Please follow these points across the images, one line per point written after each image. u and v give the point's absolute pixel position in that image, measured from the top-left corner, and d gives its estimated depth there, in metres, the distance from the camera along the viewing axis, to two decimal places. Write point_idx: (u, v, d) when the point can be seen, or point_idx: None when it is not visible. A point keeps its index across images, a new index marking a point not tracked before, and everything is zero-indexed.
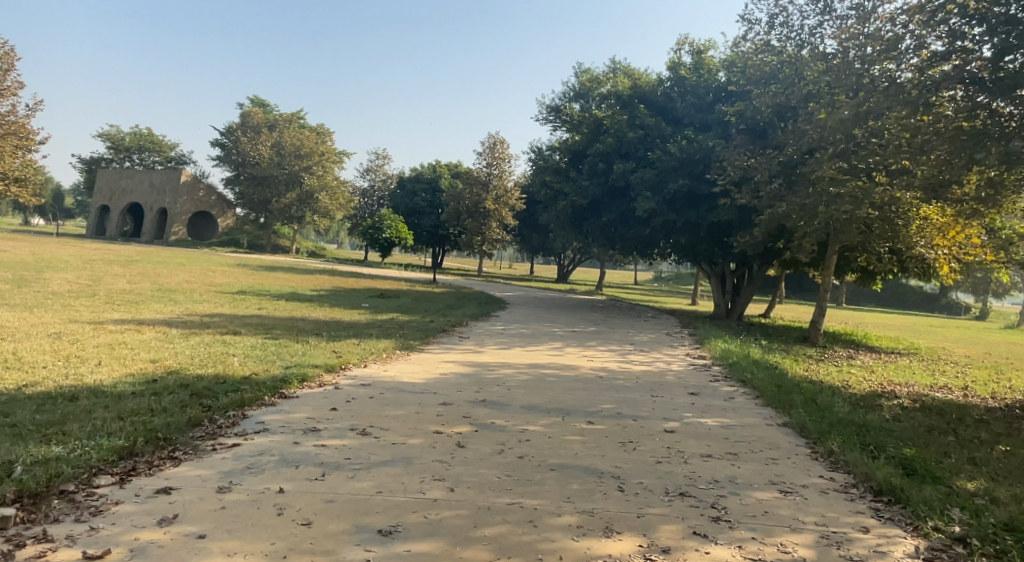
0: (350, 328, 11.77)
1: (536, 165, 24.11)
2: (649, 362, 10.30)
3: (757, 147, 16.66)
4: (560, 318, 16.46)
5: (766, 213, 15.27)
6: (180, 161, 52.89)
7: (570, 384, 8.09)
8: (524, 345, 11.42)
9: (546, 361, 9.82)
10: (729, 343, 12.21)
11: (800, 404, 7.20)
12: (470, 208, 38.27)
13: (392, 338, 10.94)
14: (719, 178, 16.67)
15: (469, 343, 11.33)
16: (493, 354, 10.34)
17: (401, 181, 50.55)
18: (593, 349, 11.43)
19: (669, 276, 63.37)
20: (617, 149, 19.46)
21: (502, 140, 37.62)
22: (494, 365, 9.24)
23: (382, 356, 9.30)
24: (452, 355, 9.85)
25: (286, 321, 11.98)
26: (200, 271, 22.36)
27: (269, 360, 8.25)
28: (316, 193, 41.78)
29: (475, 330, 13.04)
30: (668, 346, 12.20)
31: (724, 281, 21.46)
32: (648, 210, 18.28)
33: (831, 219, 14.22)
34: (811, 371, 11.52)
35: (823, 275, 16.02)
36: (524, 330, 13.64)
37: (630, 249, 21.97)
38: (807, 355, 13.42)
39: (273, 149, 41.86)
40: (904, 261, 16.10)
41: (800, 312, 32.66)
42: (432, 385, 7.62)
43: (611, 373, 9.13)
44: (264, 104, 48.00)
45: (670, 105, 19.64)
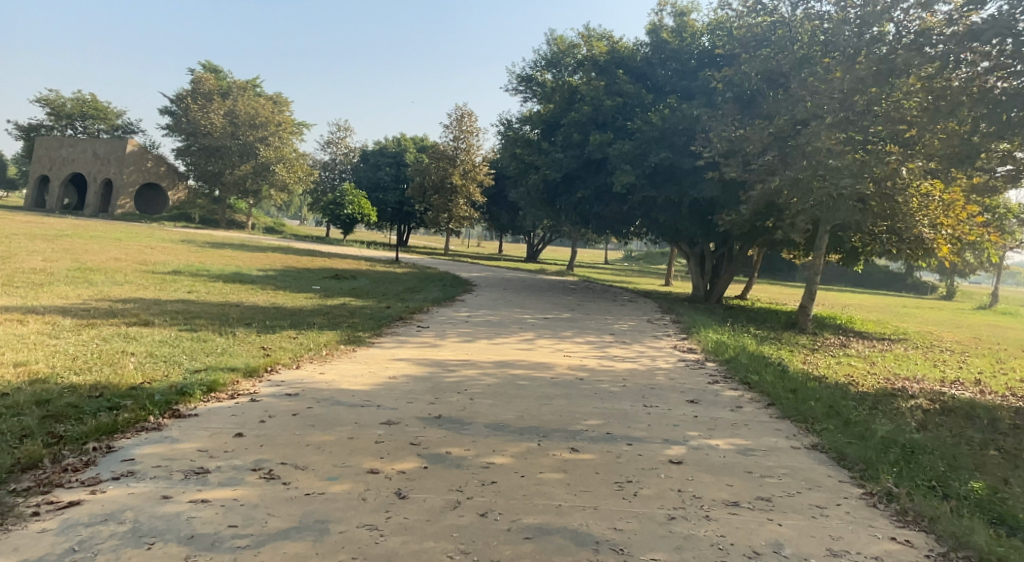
0: (290, 316, 10.21)
1: (505, 137, 22.54)
2: (634, 358, 8.92)
3: (746, 116, 15.36)
4: (531, 303, 15.05)
5: (758, 188, 14.03)
6: (128, 130, 50.07)
7: (546, 391, 6.68)
8: (490, 337, 9.98)
9: (515, 359, 8.38)
10: (718, 333, 10.93)
11: (827, 418, 5.90)
12: (436, 183, 36.62)
13: (337, 329, 9.40)
14: (704, 150, 15.39)
15: (426, 335, 9.83)
16: (454, 349, 8.86)
17: (364, 154, 48.51)
18: (569, 341, 10.06)
19: (639, 256, 62.68)
20: (594, 119, 18.04)
21: (469, 112, 36.26)
22: (453, 364, 7.79)
23: (321, 352, 7.81)
24: (405, 351, 8.37)
25: (215, 308, 10.37)
26: (136, 247, 20.42)
27: (176, 361, 6.72)
28: (272, 165, 39.58)
29: (435, 318, 11.58)
30: (652, 337, 10.84)
31: (703, 262, 20.27)
32: (627, 185, 16.95)
33: (827, 196, 13.05)
34: (810, 363, 10.29)
35: (814, 257, 14.85)
36: (490, 317, 12.18)
37: (606, 227, 20.64)
38: (801, 345, 12.21)
39: (226, 117, 39.52)
40: (899, 243, 15.00)
41: (777, 293, 31.82)
42: (375, 394, 6.15)
43: (593, 374, 7.73)
44: (217, 70, 45.38)
45: (650, 71, 18.22)
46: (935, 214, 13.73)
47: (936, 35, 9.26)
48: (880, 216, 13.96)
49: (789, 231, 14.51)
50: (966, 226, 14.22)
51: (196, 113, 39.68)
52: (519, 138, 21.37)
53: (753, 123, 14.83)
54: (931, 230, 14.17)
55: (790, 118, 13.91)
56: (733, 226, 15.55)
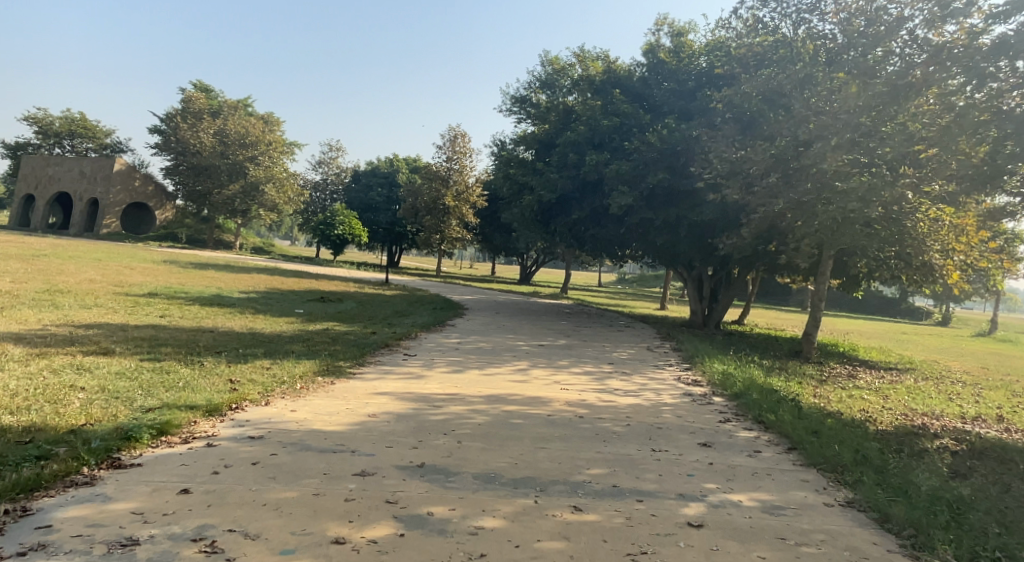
0: (266, 344, 9.53)
1: (499, 157, 22.02)
2: (637, 392, 8.23)
3: (747, 137, 14.85)
4: (524, 328, 14.40)
5: (760, 211, 13.47)
6: (117, 149, 49.42)
7: (542, 433, 6.01)
8: (481, 367, 9.30)
9: (507, 392, 7.70)
10: (723, 363, 10.28)
11: (859, 467, 5.26)
12: (428, 204, 36.10)
13: (315, 358, 8.72)
14: (704, 172, 14.86)
15: (413, 364, 9.14)
16: (442, 381, 8.18)
17: (356, 174, 47.98)
18: (566, 372, 9.39)
19: (633, 279, 62.22)
20: (590, 139, 17.57)
21: (462, 133, 35.94)
22: (439, 399, 7.11)
23: (294, 386, 7.14)
24: (387, 383, 7.68)
25: (186, 335, 9.69)
26: (115, 268, 19.70)
27: (129, 397, 6.05)
28: (262, 185, 38.93)
29: (423, 345, 10.90)
30: (654, 367, 10.17)
31: (701, 286, 19.67)
32: (624, 207, 16.40)
33: (833, 220, 12.52)
34: (822, 397, 9.63)
35: (818, 283, 14.26)
36: (481, 344, 11.49)
37: (602, 250, 20.06)
38: (808, 375, 11.58)
39: (216, 137, 38.92)
40: (908, 269, 14.43)
41: (774, 319, 31.21)
42: (349, 437, 5.46)
43: (593, 410, 7.05)
44: (208, 89, 44.84)
45: (647, 92, 17.75)
46: (947, 239, 13.18)
47: (959, 47, 8.79)
48: (888, 241, 13.42)
49: (793, 255, 13.96)
50: (977, 252, 13.69)
51: (185, 132, 39.08)
52: (513, 158, 20.85)
53: (754, 144, 14.32)
54: (941, 256, 13.62)
55: (793, 139, 13.43)
56: (734, 250, 14.98)
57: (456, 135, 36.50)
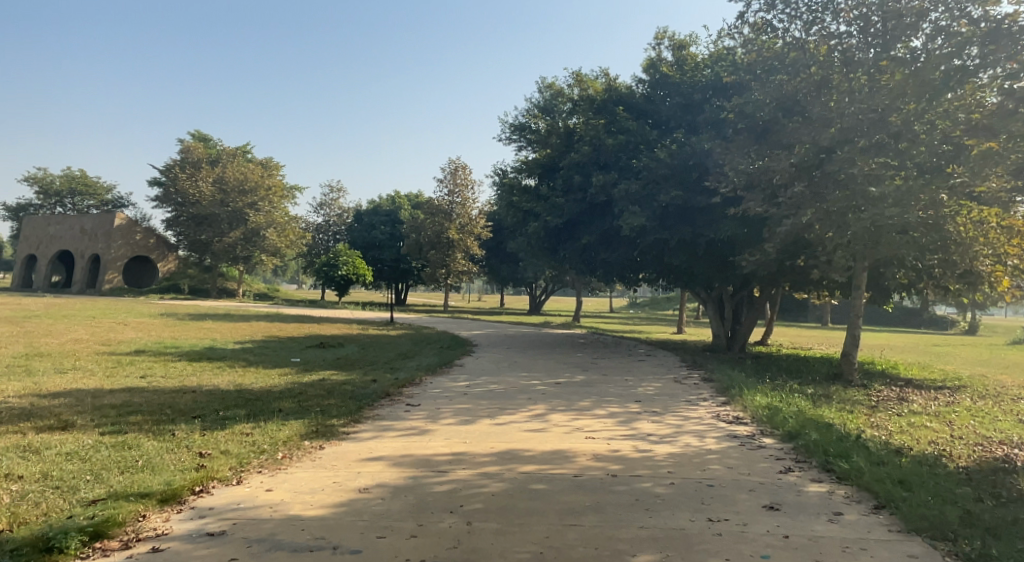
0: (252, 403, 8.51)
1: (501, 186, 21.12)
2: (673, 436, 7.14)
3: (763, 147, 13.80)
4: (539, 364, 13.35)
5: (785, 224, 12.43)
6: (118, 204, 49.06)
7: (572, 501, 4.97)
8: (493, 415, 8.25)
9: (524, 447, 6.63)
10: (764, 395, 9.20)
11: (975, 531, 4.28)
12: (431, 239, 35.31)
13: (304, 418, 7.68)
14: (719, 186, 13.85)
15: (415, 417, 8.08)
16: (448, 437, 7.11)
17: (358, 214, 47.40)
18: (589, 415, 8.33)
19: (645, 303, 61.20)
20: (594, 159, 16.66)
21: (463, 165, 35.33)
22: (445, 461, 6.05)
23: (275, 456, 6.09)
24: (384, 445, 6.63)
25: (165, 397, 8.69)
26: (107, 324, 18.79)
27: (72, 485, 5.04)
28: (263, 231, 38.30)
29: (429, 392, 9.87)
30: (687, 403, 9.06)
31: (722, 307, 18.55)
32: (636, 228, 15.39)
33: (868, 229, 11.49)
34: (881, 429, 8.53)
35: (854, 298, 13.16)
36: (492, 387, 10.41)
37: (615, 275, 19.03)
38: (857, 403, 10.48)
39: (215, 185, 38.33)
40: (951, 278, 13.33)
41: (798, 337, 30.00)
42: (334, 525, 4.43)
43: (626, 466, 5.98)
44: (205, 138, 44.43)
45: (653, 107, 16.79)
46: (1000, 242, 12.02)
47: None
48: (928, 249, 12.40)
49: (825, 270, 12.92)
50: None
51: (184, 182, 38.58)
52: (515, 186, 19.96)
53: (770, 153, 13.28)
54: (989, 261, 12.50)
55: (813, 144, 12.36)
56: (758, 268, 13.95)
57: (456, 167, 35.96)
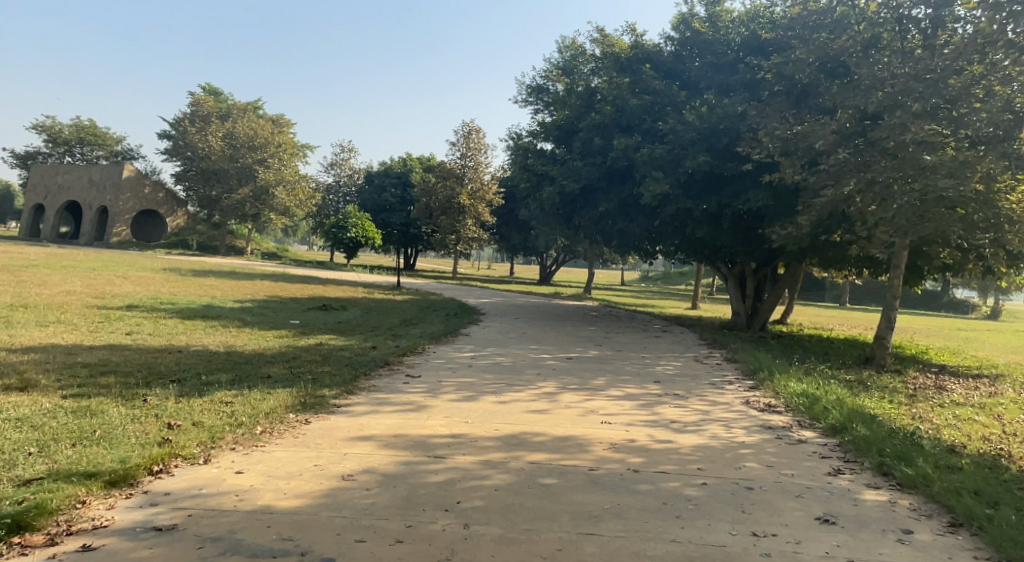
0: (239, 367, 7.82)
1: (516, 148, 20.17)
2: (700, 425, 6.37)
3: (802, 110, 12.84)
4: (551, 336, 12.61)
5: (824, 196, 11.52)
6: (128, 156, 48.38)
7: (590, 502, 4.25)
8: (500, 392, 7.53)
9: (533, 431, 5.90)
10: (797, 380, 8.42)
11: None
12: (443, 203, 34.52)
13: (292, 387, 6.97)
14: (752, 152, 12.91)
15: (414, 391, 7.36)
16: (449, 415, 6.39)
17: (369, 176, 46.56)
18: (605, 395, 7.59)
19: (658, 276, 60.33)
20: (617, 121, 15.70)
21: (477, 128, 34.36)
22: (443, 444, 5.33)
23: (254, 430, 5.38)
24: (377, 422, 5.92)
25: (146, 356, 8.03)
26: (106, 277, 18.18)
27: (10, 459, 4.35)
28: (272, 188, 37.56)
29: (432, 362, 9.16)
30: (711, 386, 8.28)
31: (744, 283, 17.71)
32: (659, 195, 14.50)
33: (915, 205, 10.62)
34: (925, 422, 7.77)
35: (891, 278, 12.29)
36: (499, 359, 9.69)
37: (632, 245, 18.18)
38: (894, 391, 9.71)
39: (224, 140, 37.54)
40: (997, 260, 12.43)
41: (816, 317, 29.14)
42: (306, 522, 3.73)
43: (650, 459, 5.23)
44: (216, 91, 43.45)
45: (682, 67, 15.74)
46: None
47: None
48: (976, 226, 11.49)
49: (863, 247, 12.03)
50: None
51: (193, 136, 37.83)
52: (532, 148, 19.00)
53: (811, 118, 12.42)
54: None
55: (857, 110, 11.75)
56: (789, 242, 13.08)
57: (470, 130, 34.97)
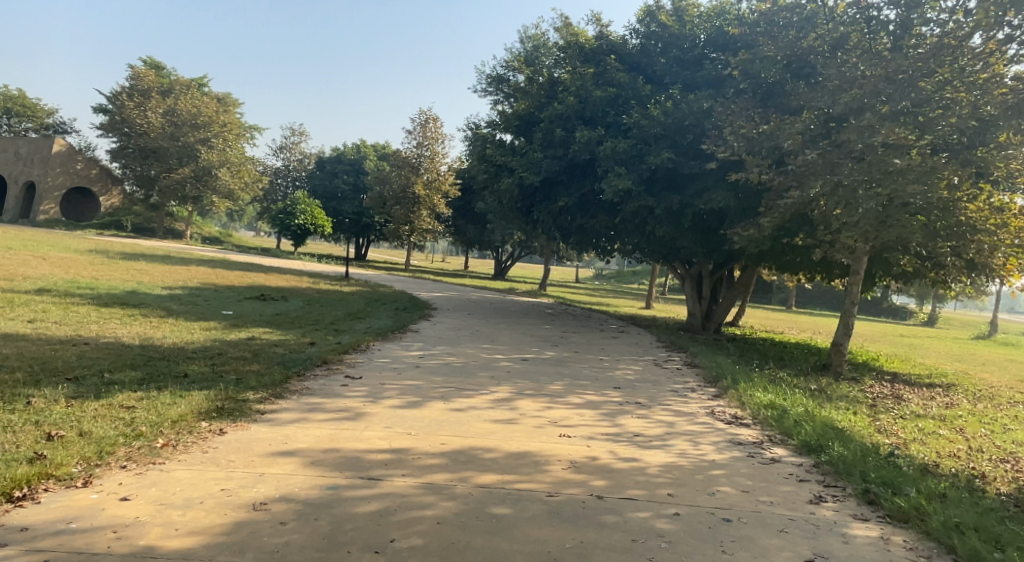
0: (152, 364, 6.93)
1: (475, 139, 19.47)
2: (666, 440, 5.80)
3: (768, 109, 12.51)
4: (504, 335, 11.97)
5: (790, 197, 11.16)
6: (61, 130, 45.72)
7: (547, 542, 3.61)
8: (447, 397, 6.85)
9: (483, 446, 5.24)
10: (762, 390, 7.96)
11: None
12: (397, 193, 33.53)
13: (210, 389, 6.14)
14: (717, 150, 12.49)
15: (352, 396, 6.61)
16: (389, 425, 5.67)
17: (320, 161, 45.13)
18: (562, 403, 6.97)
19: (612, 275, 60.36)
20: (579, 113, 15.13)
21: (433, 117, 33.50)
22: (379, 462, 4.62)
23: (154, 442, 4.57)
24: (304, 434, 5.17)
25: (45, 349, 7.06)
26: (23, 258, 16.76)
27: None
28: (215, 169, 35.91)
29: (375, 362, 8.41)
30: (675, 394, 7.75)
31: (700, 284, 17.39)
32: (621, 192, 14.00)
33: (880, 211, 10.36)
34: (895, 438, 7.37)
35: (851, 284, 12.04)
36: (449, 359, 9.00)
37: (590, 242, 17.68)
38: (857, 402, 9.37)
39: (165, 117, 35.65)
40: (956, 268, 12.28)
41: (768, 320, 29.26)
42: None
43: (614, 482, 4.62)
44: (158, 65, 41.34)
45: (647, 60, 15.24)
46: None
47: None
48: (938, 234, 11.31)
49: (826, 250, 11.73)
50: None
51: (131, 111, 35.87)
52: (490, 139, 18.30)
53: (778, 118, 12.08)
54: (999, 252, 11.48)
55: (822, 112, 11.45)
56: (750, 244, 12.72)
57: (427, 118, 34.10)
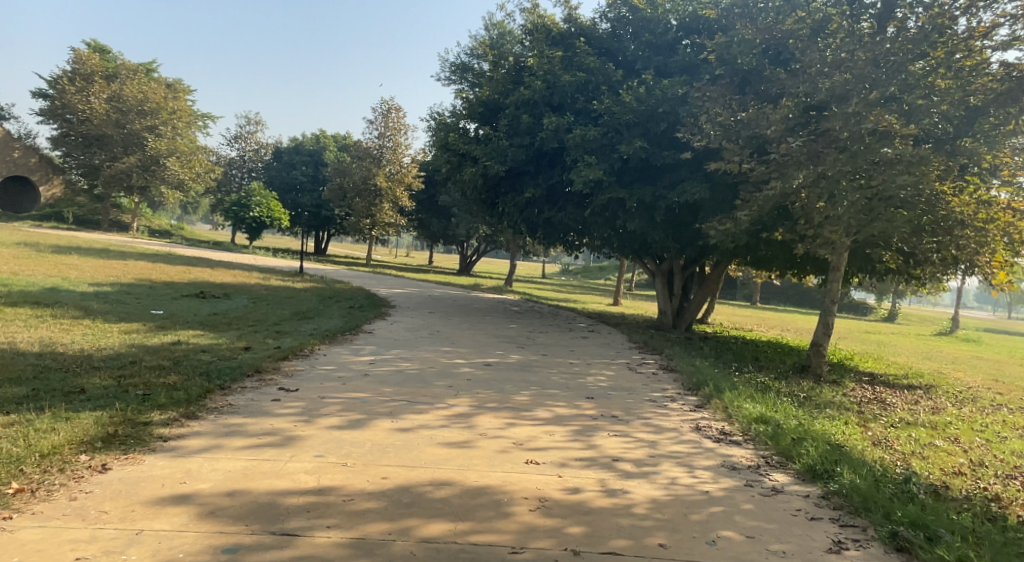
0: (44, 379, 5.91)
1: (438, 127, 18.43)
2: (650, 465, 4.95)
3: (746, 96, 11.77)
4: (465, 336, 11.03)
5: (771, 188, 10.44)
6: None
7: None
8: (396, 413, 5.92)
9: (434, 479, 4.34)
10: (749, 399, 7.16)
11: None
12: (357, 184, 32.24)
13: (106, 408, 5.15)
14: (693, 138, 11.72)
15: (283, 414, 5.61)
16: (322, 451, 4.72)
17: (277, 151, 43.49)
18: (528, 419, 6.09)
19: (578, 270, 59.79)
20: (547, 99, 14.24)
21: (395, 106, 32.27)
22: (300, 510, 3.70)
23: (5, 488, 3.69)
24: (211, 469, 4.23)
25: None
26: None
27: None
28: (163, 159, 34.20)
29: (316, 369, 7.44)
30: (654, 406, 6.91)
31: (671, 281, 16.67)
32: (591, 183, 13.18)
33: (867, 203, 9.69)
34: (895, 453, 6.63)
35: (831, 280, 11.38)
36: (402, 365, 8.04)
37: (557, 236, 16.83)
38: (844, 409, 8.68)
39: (109, 103, 33.66)
40: (940, 265, 11.69)
41: (737, 316, 28.82)
42: None
43: (592, 530, 3.76)
44: (103, 48, 39.22)
45: (618, 44, 14.39)
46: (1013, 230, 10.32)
47: None
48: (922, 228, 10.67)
49: (807, 245, 11.03)
50: None
51: (72, 96, 33.85)
52: (452, 127, 17.30)
53: (756, 106, 11.36)
54: (987, 248, 10.87)
55: (802, 99, 10.75)
56: (726, 239, 12.00)
57: (389, 108, 32.81)
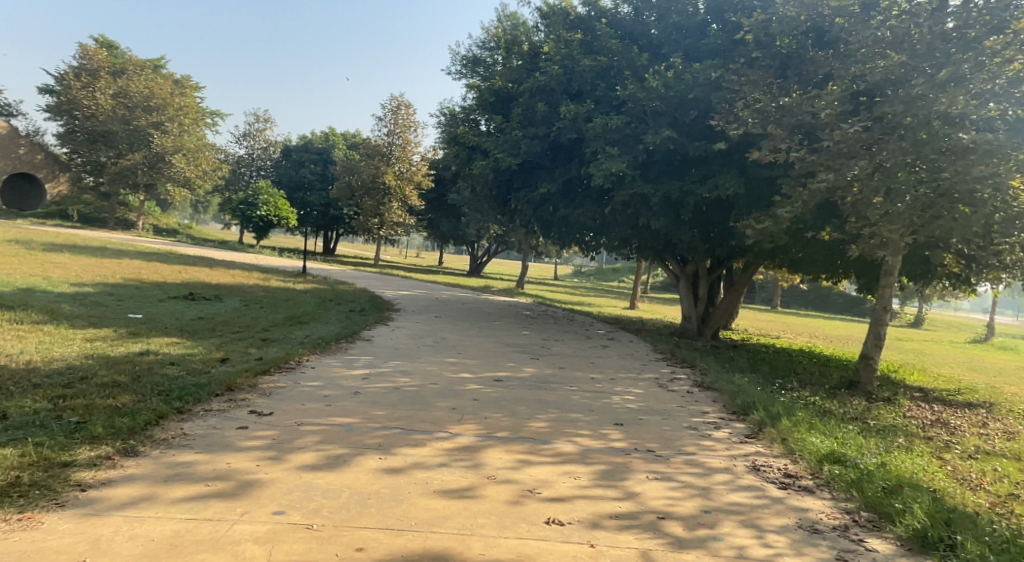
0: None
1: (448, 120, 17.38)
2: (708, 525, 3.84)
3: (787, 81, 10.61)
4: (474, 344, 9.92)
5: (819, 180, 9.27)
6: (6, 112, 42.66)
7: None
8: (386, 446, 4.83)
9: (426, 553, 3.25)
10: (808, 429, 6.02)
11: None
12: (366, 183, 31.28)
13: (21, 443, 4.11)
14: (728, 125, 10.56)
15: (247, 448, 4.53)
16: (285, 506, 3.65)
17: (286, 150, 42.71)
18: (547, 454, 4.97)
19: (592, 272, 58.70)
20: (565, 86, 13.13)
21: (405, 103, 31.33)
22: None
23: None
24: (128, 537, 3.18)
25: None
26: None
27: None
28: (169, 156, 33.44)
29: (298, 385, 6.37)
30: (697, 436, 5.77)
31: (696, 285, 15.46)
32: (613, 177, 12.05)
33: (933, 198, 8.52)
34: (992, 496, 5.48)
35: (883, 286, 10.16)
36: (401, 381, 6.95)
37: (573, 235, 15.70)
38: (912, 435, 7.50)
39: (116, 99, 32.97)
40: (1003, 269, 10.47)
41: (759, 321, 27.61)
42: None
43: None
44: (111, 44, 38.61)
45: (641, 28, 13.26)
46: None
47: None
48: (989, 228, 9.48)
49: (858, 246, 9.85)
50: None
51: (78, 91, 33.15)
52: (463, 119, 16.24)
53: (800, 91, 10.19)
54: None
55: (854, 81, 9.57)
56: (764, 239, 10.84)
57: (400, 105, 31.83)
